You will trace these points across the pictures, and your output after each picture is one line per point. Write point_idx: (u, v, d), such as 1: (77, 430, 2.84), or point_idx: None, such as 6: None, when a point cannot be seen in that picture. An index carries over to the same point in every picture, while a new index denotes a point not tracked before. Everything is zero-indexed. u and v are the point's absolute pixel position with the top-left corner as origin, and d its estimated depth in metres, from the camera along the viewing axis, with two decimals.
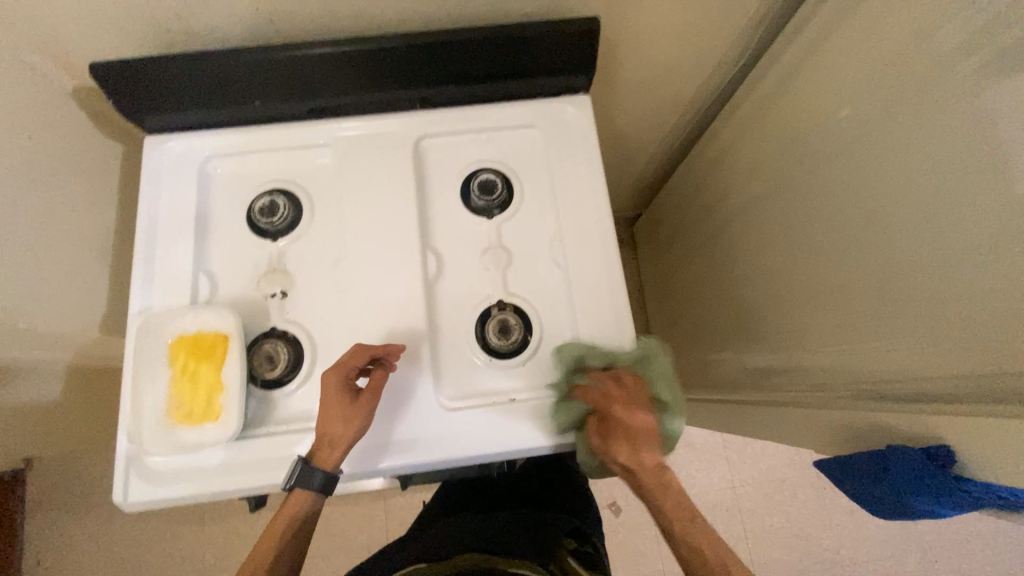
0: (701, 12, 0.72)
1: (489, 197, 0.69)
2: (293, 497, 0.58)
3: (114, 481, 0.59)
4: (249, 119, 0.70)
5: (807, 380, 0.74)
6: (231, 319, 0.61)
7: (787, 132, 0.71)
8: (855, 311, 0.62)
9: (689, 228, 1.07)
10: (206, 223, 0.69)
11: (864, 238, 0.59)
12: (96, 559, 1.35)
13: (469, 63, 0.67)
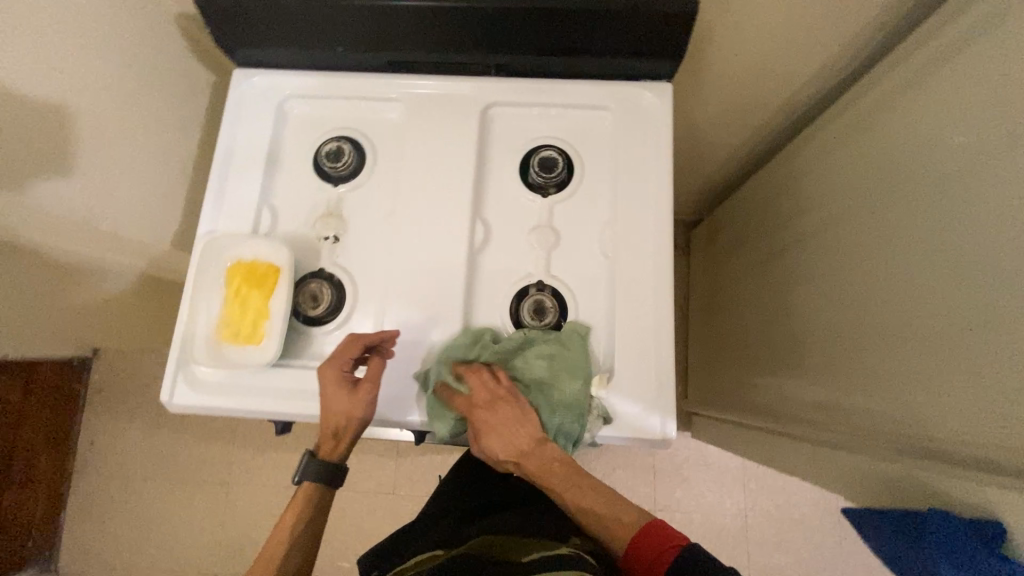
0: (812, 8, 0.66)
1: (547, 174, 0.68)
2: (300, 492, 0.63)
3: (163, 381, 0.64)
4: (331, 63, 0.72)
5: (850, 422, 0.69)
6: (284, 253, 0.64)
7: (884, 152, 0.64)
8: (921, 358, 0.57)
9: (751, 241, 1.01)
10: (276, 159, 0.72)
11: (946, 279, 0.54)
12: (140, 448, 1.50)
13: (551, 35, 0.65)
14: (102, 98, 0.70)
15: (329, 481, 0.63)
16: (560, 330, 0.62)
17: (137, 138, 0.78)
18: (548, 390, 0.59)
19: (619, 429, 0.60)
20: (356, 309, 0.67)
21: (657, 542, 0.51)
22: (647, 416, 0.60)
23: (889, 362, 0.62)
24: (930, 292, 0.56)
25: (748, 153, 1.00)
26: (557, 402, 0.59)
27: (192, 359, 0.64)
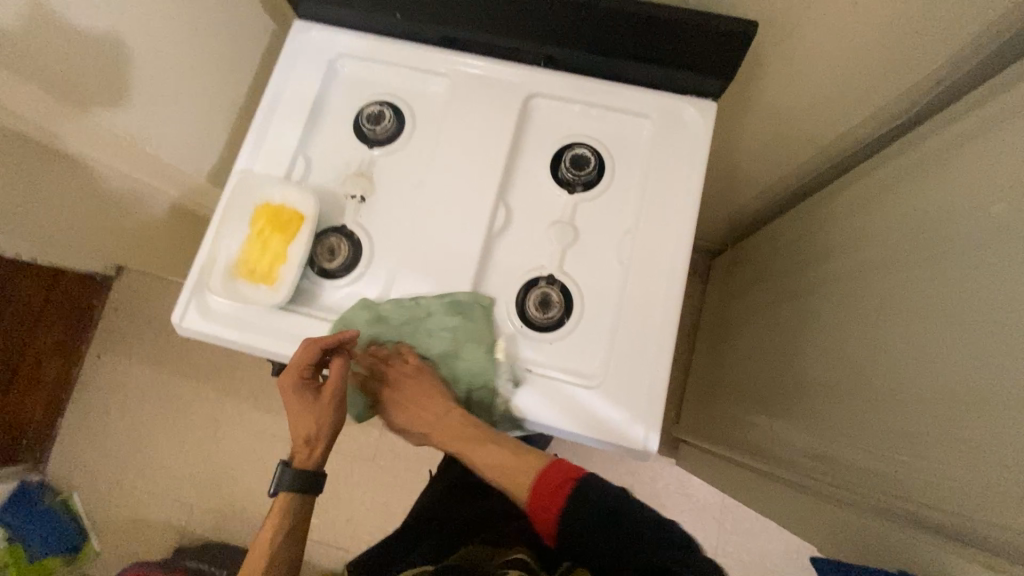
0: (871, 52, 0.65)
1: (577, 171, 0.68)
2: (278, 502, 0.69)
3: (176, 304, 0.66)
4: (386, 29, 0.73)
5: (839, 476, 0.67)
6: (311, 202, 0.66)
7: (920, 207, 0.63)
8: (921, 420, 0.56)
9: (770, 278, 1.00)
10: (319, 113, 0.74)
11: (958, 345, 0.53)
12: (141, 372, 1.56)
13: (606, 34, 0.66)
14: (168, 28, 0.74)
15: (308, 488, 0.69)
16: (464, 300, 0.64)
17: (192, 72, 0.81)
18: (450, 356, 0.66)
19: (603, 434, 0.59)
20: (368, 269, 0.68)
21: (551, 477, 0.60)
22: (632, 427, 0.59)
23: (887, 421, 0.61)
24: (941, 356, 0.55)
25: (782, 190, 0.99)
26: (468, 372, 0.65)
27: (207, 288, 0.66)
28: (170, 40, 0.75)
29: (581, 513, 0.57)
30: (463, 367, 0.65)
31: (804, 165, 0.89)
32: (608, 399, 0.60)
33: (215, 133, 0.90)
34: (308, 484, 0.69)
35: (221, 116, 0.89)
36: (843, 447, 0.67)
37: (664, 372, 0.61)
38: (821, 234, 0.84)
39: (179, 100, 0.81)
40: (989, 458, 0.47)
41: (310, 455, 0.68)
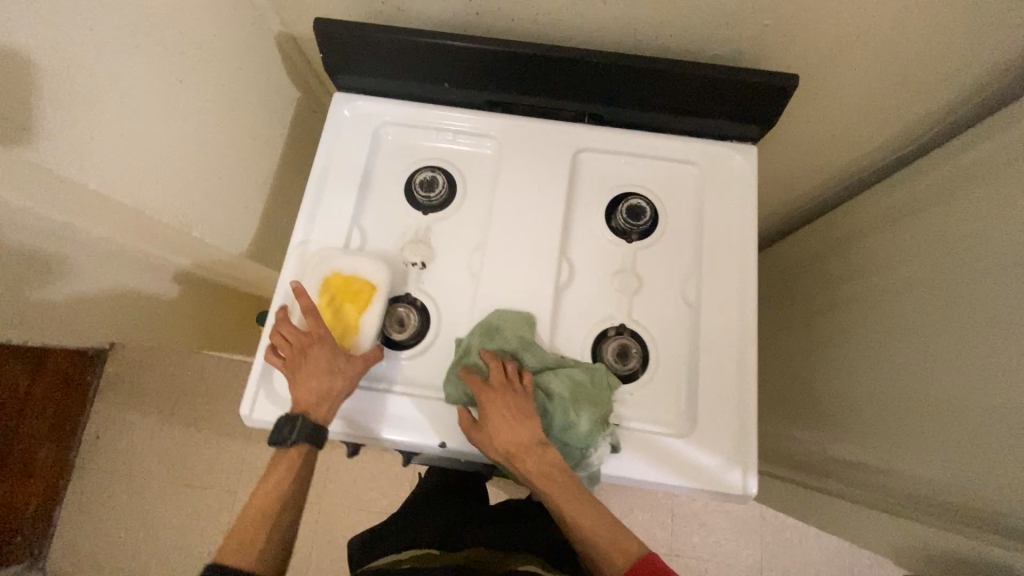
0: (885, 91, 0.71)
1: (634, 221, 0.70)
2: (288, 453, 0.62)
3: (244, 396, 0.63)
4: (430, 97, 0.74)
5: (898, 486, 0.70)
6: (383, 273, 0.66)
7: (952, 230, 0.68)
8: (987, 432, 0.58)
9: (787, 293, 1.04)
10: (368, 182, 0.73)
11: (1006, 359, 0.57)
12: (144, 449, 1.46)
13: (651, 90, 0.68)
14: (206, 109, 0.73)
15: (316, 442, 0.60)
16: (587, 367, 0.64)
17: (229, 145, 0.79)
18: (570, 423, 0.60)
19: (701, 482, 0.60)
20: (440, 337, 0.68)
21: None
22: (728, 472, 0.60)
23: (939, 431, 0.64)
24: (992, 369, 0.59)
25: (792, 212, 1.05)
26: (563, 423, 0.60)
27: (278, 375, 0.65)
28: (211, 117, 0.74)
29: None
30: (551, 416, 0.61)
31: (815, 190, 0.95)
32: (700, 447, 0.61)
33: (252, 202, 0.87)
34: (313, 439, 0.60)
35: (255, 185, 0.87)
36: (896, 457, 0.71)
37: (749, 413, 0.62)
38: (839, 253, 0.89)
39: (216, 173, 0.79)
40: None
41: (325, 408, 0.61)
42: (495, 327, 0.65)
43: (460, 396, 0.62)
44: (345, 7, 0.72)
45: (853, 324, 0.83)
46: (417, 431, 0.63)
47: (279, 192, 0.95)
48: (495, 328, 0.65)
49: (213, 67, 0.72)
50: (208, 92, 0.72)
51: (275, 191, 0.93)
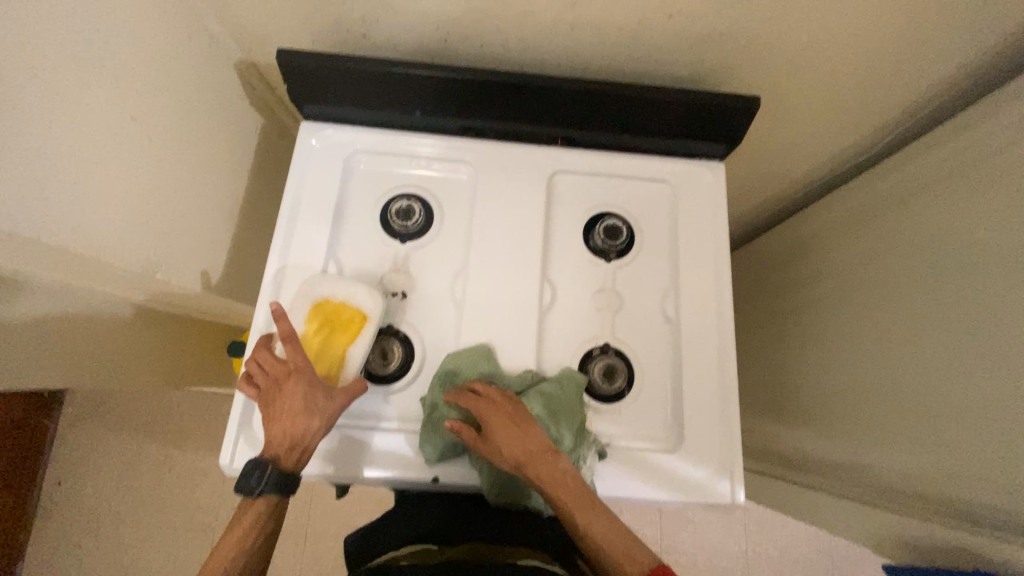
0: (838, 105, 0.75)
1: (611, 240, 0.72)
2: (254, 503, 0.58)
3: (221, 446, 0.61)
4: (402, 124, 0.73)
5: (866, 477, 0.74)
6: (375, 301, 0.64)
7: (907, 235, 0.72)
8: (949, 426, 0.62)
9: (755, 294, 1.08)
10: (342, 213, 0.72)
11: (956, 356, 0.62)
12: (111, 493, 1.38)
13: (619, 115, 0.70)
14: (166, 143, 0.70)
15: (282, 493, 0.58)
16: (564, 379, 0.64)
17: (192, 177, 0.75)
18: (557, 439, 0.60)
19: (690, 495, 0.62)
20: (426, 368, 0.67)
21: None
22: (718, 483, 0.62)
23: (902, 424, 0.69)
24: (945, 366, 0.63)
25: (757, 217, 1.09)
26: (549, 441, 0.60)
27: (257, 421, 0.62)
28: (171, 149, 0.71)
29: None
30: None
31: (778, 196, 0.99)
32: (689, 461, 0.63)
33: (219, 235, 0.84)
34: (279, 491, 0.57)
35: (220, 216, 0.84)
36: (864, 449, 0.75)
37: (733, 423, 0.64)
38: (806, 256, 0.93)
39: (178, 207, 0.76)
40: (998, 448, 0.56)
41: (296, 455, 0.58)
42: (457, 356, 0.64)
43: (434, 447, 0.61)
44: (309, 33, 0.71)
45: (819, 324, 0.87)
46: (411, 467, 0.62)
47: (247, 220, 0.92)
48: (454, 373, 0.63)
49: (168, 99, 0.69)
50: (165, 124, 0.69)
51: (243, 220, 0.90)
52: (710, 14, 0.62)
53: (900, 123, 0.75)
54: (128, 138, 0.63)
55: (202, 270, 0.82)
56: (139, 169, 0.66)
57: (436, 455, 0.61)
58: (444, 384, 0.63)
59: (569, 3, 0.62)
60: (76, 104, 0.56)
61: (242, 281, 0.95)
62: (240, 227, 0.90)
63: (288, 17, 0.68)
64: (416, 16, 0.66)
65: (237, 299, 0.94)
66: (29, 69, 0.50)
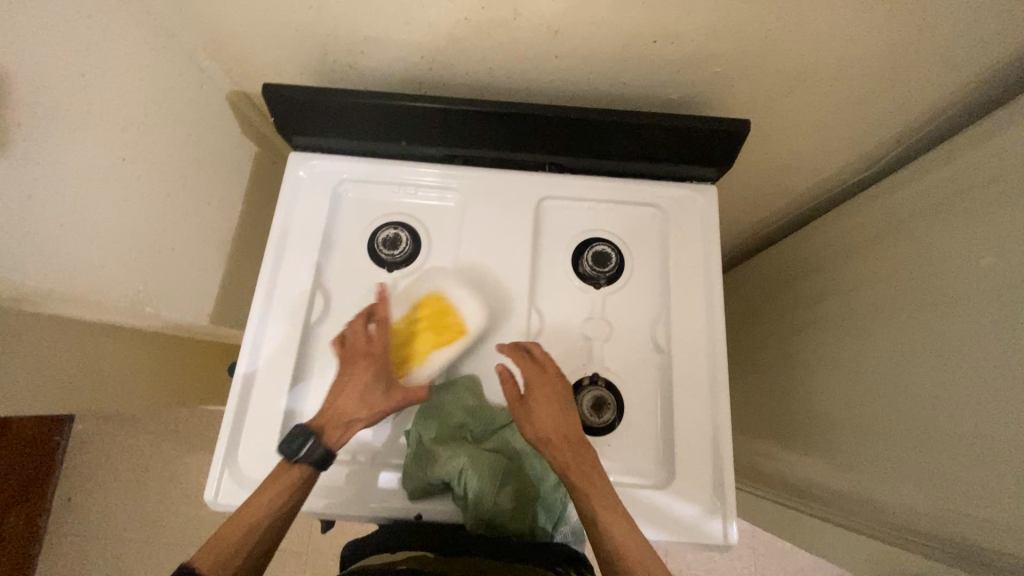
0: (835, 125, 0.72)
1: (600, 267, 0.70)
2: (290, 468, 0.57)
3: (208, 481, 0.63)
4: (390, 153, 0.74)
5: (870, 509, 0.71)
6: (479, 321, 0.64)
7: (910, 259, 0.69)
8: (956, 462, 0.59)
9: (757, 313, 1.05)
10: (330, 242, 0.72)
11: (957, 388, 0.59)
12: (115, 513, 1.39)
13: (607, 141, 0.69)
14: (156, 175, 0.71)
15: (319, 467, 0.57)
16: None
17: (176, 205, 0.77)
18: (540, 475, 0.60)
19: (682, 534, 0.60)
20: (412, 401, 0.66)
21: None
22: (709, 521, 0.61)
23: (905, 456, 0.66)
24: (947, 397, 0.61)
25: (757, 235, 1.06)
26: (533, 476, 0.60)
27: (243, 456, 0.64)
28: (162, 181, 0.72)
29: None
30: (525, 471, 0.60)
31: (777, 214, 0.97)
32: (679, 498, 0.62)
33: (207, 259, 0.86)
34: (317, 464, 0.57)
35: (208, 240, 0.85)
36: (866, 480, 0.72)
37: (726, 458, 0.63)
38: (808, 276, 0.90)
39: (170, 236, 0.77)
40: (1003, 488, 0.53)
41: (341, 431, 0.58)
42: (450, 381, 0.64)
43: (415, 485, 0.60)
44: (296, 64, 0.71)
45: (822, 347, 0.84)
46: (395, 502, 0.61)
47: (238, 244, 0.93)
48: (437, 408, 0.62)
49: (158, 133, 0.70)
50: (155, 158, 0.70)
51: (233, 244, 0.92)
52: (694, 39, 0.61)
53: (901, 141, 0.72)
54: (109, 171, 0.65)
55: (188, 295, 0.83)
56: (121, 200, 0.68)
57: (417, 493, 0.60)
58: (427, 421, 0.61)
59: (550, 31, 0.61)
60: (56, 143, 0.57)
61: (235, 304, 0.96)
62: (230, 251, 0.91)
63: (276, 50, 0.69)
64: (400, 47, 0.66)
65: (230, 322, 0.95)
66: (10, 111, 0.52)
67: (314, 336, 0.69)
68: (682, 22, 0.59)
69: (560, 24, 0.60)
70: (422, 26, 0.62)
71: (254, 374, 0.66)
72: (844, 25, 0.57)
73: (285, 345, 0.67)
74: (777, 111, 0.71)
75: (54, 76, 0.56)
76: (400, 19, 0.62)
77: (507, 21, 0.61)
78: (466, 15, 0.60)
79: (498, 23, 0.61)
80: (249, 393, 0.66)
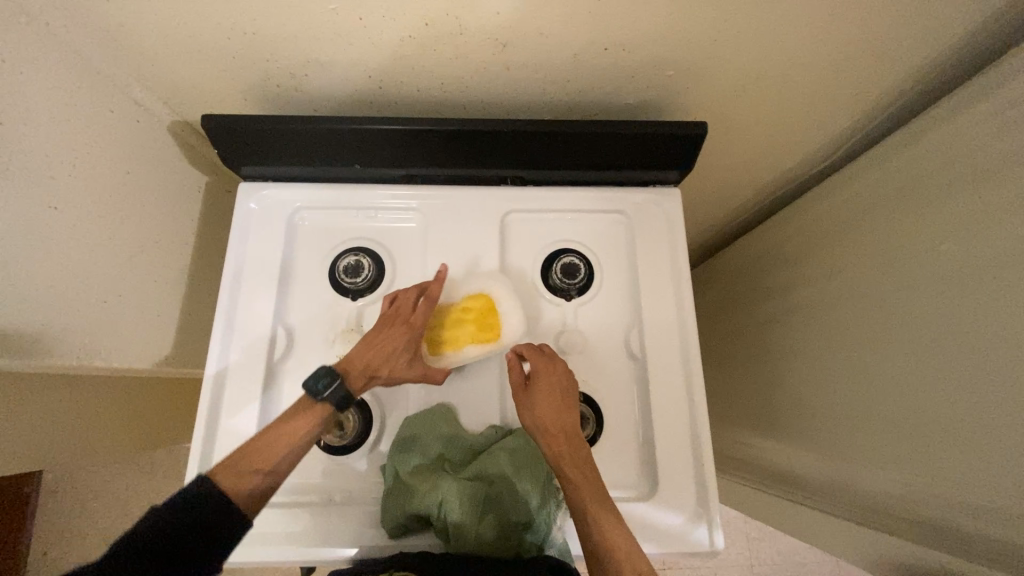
0: (790, 119, 0.73)
1: (569, 278, 0.69)
2: (315, 407, 0.57)
3: None
4: (345, 176, 0.71)
5: (848, 497, 0.72)
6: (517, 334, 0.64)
7: (870, 249, 0.69)
8: (922, 445, 0.60)
9: (729, 306, 1.06)
10: (288, 274, 0.69)
11: (918, 374, 0.60)
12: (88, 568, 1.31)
13: (567, 152, 0.68)
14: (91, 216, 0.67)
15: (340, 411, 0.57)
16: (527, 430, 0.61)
17: (116, 243, 0.72)
18: (522, 500, 0.57)
19: (669, 545, 0.60)
20: (387, 433, 0.64)
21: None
22: (695, 530, 0.61)
23: (877, 444, 0.66)
24: (912, 384, 0.61)
25: (725, 228, 1.07)
26: (515, 502, 0.57)
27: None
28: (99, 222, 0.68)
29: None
30: (506, 497, 0.57)
31: (743, 207, 0.97)
32: (662, 508, 0.61)
33: (158, 297, 0.82)
34: (340, 407, 0.57)
35: (159, 278, 0.81)
36: (843, 467, 0.73)
37: (707, 462, 0.63)
38: (775, 268, 0.91)
39: (115, 279, 0.73)
40: (967, 472, 0.54)
41: (365, 379, 0.59)
42: (425, 411, 0.62)
43: (394, 523, 0.57)
44: (237, 91, 0.68)
45: (794, 338, 0.84)
46: (378, 539, 0.60)
47: (193, 279, 0.89)
48: (412, 440, 0.60)
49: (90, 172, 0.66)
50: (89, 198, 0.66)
51: (186, 280, 0.87)
52: (646, 44, 0.60)
53: (855, 132, 0.73)
54: (31, 217, 0.60)
55: (136, 335, 0.78)
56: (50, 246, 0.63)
57: (397, 529, 0.58)
58: (403, 454, 0.59)
59: (499, 44, 0.60)
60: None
61: (193, 342, 0.91)
62: (182, 285, 0.87)
63: (213, 77, 0.66)
64: (345, 68, 0.63)
65: (188, 360, 0.90)
66: None
67: (278, 375, 0.66)
68: (632, 28, 0.58)
69: (507, 36, 0.59)
70: (366, 45, 0.60)
71: (218, 420, 0.63)
72: (793, 22, 0.57)
73: (248, 387, 0.64)
74: (734, 108, 0.71)
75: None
76: (342, 39, 0.59)
77: (454, 36, 0.59)
78: (410, 32, 0.58)
79: (444, 38, 0.59)
80: (213, 441, 0.63)
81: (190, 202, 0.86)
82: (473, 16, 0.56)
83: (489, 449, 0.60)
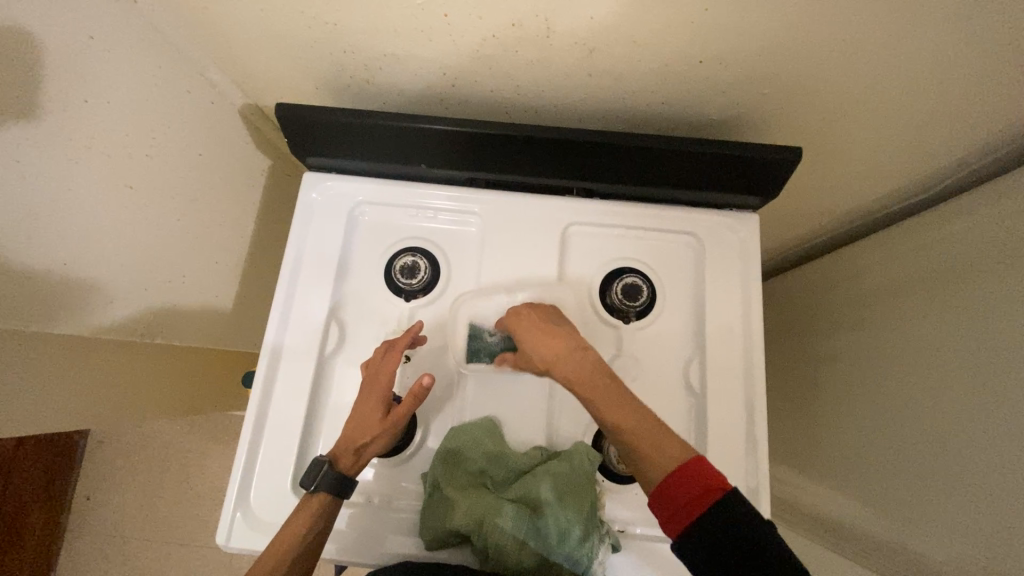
0: (887, 152, 0.66)
1: (630, 301, 0.66)
2: (309, 500, 0.57)
3: (219, 522, 0.61)
4: (409, 175, 0.70)
5: (894, 555, 0.66)
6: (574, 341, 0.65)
7: (949, 295, 0.62)
8: (982, 518, 0.54)
9: (776, 338, 1.00)
10: (345, 269, 0.69)
11: (989, 447, 0.54)
12: (103, 528, 1.34)
13: (642, 168, 0.65)
14: (153, 192, 0.68)
15: (337, 496, 0.57)
16: (574, 452, 0.59)
17: (179, 219, 0.74)
18: (565, 530, 0.54)
19: None
20: (429, 441, 0.63)
21: (693, 482, 0.43)
22: None
23: (926, 506, 0.61)
24: (974, 455, 0.55)
25: (785, 256, 1.00)
26: (557, 531, 0.54)
27: (255, 497, 0.62)
28: (155, 196, 0.69)
29: (711, 545, 0.41)
30: (550, 525, 0.54)
31: (809, 238, 0.91)
32: None
33: (215, 272, 0.83)
34: (334, 491, 0.56)
35: (213, 256, 0.82)
36: (889, 526, 0.67)
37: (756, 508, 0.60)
38: (832, 302, 0.84)
39: (170, 252, 0.74)
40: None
41: (354, 457, 0.57)
42: (470, 423, 0.61)
43: (434, 534, 0.57)
44: (310, 79, 0.67)
45: (844, 381, 0.78)
46: (415, 548, 0.60)
47: (244, 259, 0.90)
48: (457, 453, 0.59)
49: (154, 149, 0.67)
50: (151, 173, 0.67)
51: (238, 259, 0.88)
52: (747, 58, 0.55)
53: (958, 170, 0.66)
54: (101, 190, 0.62)
55: (187, 308, 0.80)
56: (117, 218, 0.65)
57: (437, 539, 0.58)
58: (449, 465, 0.59)
59: (585, 49, 0.56)
60: (41, 163, 0.54)
61: (236, 319, 0.92)
62: (235, 264, 0.88)
63: (287, 64, 0.65)
64: (420, 64, 0.62)
65: (229, 337, 0.91)
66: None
67: (327, 370, 0.65)
68: (734, 41, 0.53)
69: (595, 43, 0.55)
70: (446, 42, 0.58)
71: (267, 411, 0.64)
72: (918, 47, 0.51)
73: (299, 380, 0.64)
74: (827, 133, 0.65)
75: (52, 92, 0.53)
76: (422, 34, 0.57)
77: (540, 38, 0.55)
78: (494, 32, 0.55)
79: (530, 39, 0.56)
80: (262, 432, 0.63)
81: (253, 183, 0.87)
82: (563, 19, 0.53)
83: (534, 468, 0.58)
